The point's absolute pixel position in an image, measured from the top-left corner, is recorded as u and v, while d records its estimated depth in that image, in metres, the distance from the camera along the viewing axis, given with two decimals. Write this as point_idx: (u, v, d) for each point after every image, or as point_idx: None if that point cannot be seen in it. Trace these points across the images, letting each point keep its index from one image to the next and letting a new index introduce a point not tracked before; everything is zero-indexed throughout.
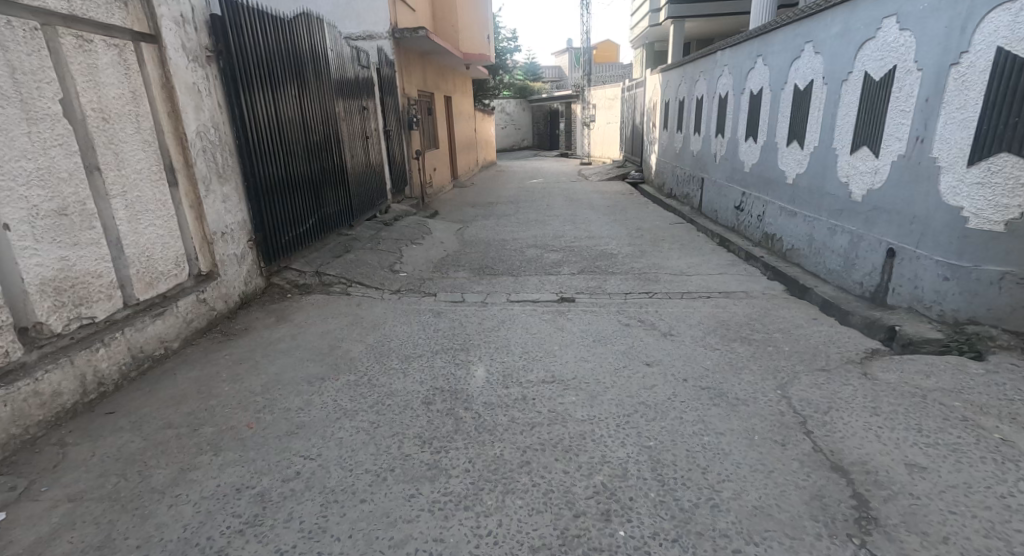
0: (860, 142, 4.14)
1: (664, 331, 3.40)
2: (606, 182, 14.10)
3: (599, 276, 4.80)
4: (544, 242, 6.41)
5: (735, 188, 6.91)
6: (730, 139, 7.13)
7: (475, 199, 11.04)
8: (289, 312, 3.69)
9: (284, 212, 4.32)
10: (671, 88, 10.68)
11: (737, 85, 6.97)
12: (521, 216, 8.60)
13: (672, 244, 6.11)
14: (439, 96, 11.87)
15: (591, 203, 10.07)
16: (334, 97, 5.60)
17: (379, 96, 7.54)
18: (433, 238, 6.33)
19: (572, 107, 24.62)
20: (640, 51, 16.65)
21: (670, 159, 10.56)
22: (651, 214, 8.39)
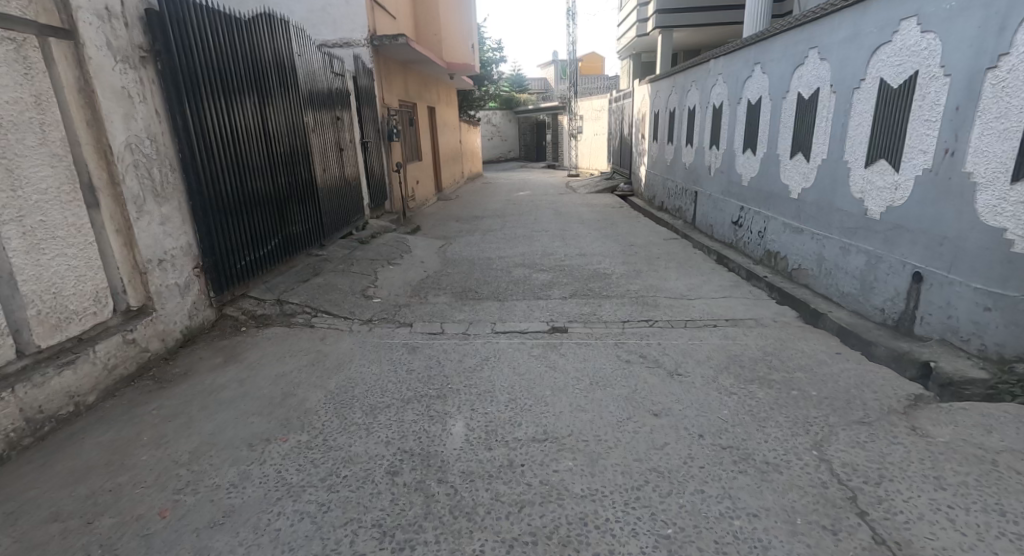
0: (875, 155, 3.78)
1: (670, 371, 2.99)
2: (595, 194, 13.75)
3: (593, 301, 4.39)
4: (532, 260, 5.99)
5: (733, 203, 6.56)
6: (726, 151, 6.79)
7: (461, 213, 10.61)
8: (241, 349, 3.22)
9: (241, 233, 3.84)
10: (661, 99, 10.37)
11: (732, 95, 6.63)
12: (507, 232, 8.17)
13: (669, 263, 5.73)
14: (422, 107, 11.46)
15: (580, 217, 9.67)
16: (301, 106, 5.15)
17: (354, 105, 7.10)
18: (412, 258, 5.87)
19: (559, 119, 24.36)
20: (627, 61, 16.41)
21: (662, 172, 10.22)
22: (644, 229, 8.01)
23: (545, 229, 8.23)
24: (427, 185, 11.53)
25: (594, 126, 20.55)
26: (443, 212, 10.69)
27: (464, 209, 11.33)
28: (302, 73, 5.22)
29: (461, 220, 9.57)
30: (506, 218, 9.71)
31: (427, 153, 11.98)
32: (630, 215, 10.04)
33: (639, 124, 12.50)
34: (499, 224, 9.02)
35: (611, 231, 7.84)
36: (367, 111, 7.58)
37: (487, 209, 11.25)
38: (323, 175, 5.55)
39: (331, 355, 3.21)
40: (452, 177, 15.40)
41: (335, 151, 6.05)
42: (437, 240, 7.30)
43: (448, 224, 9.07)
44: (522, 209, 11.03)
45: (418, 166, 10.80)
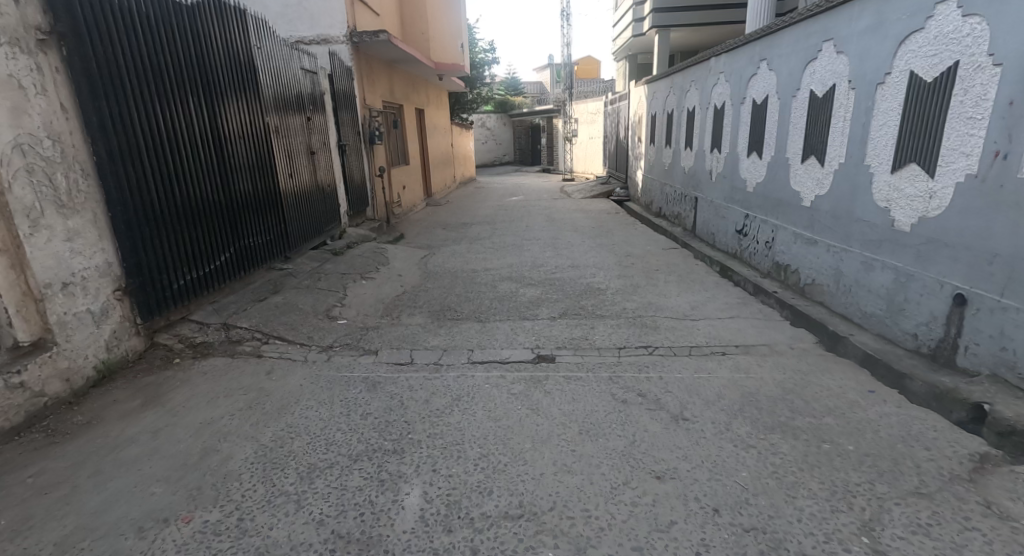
0: (904, 158, 3.33)
1: (673, 415, 2.52)
2: (590, 199, 13.30)
3: (586, 322, 3.94)
4: (521, 273, 5.53)
5: (736, 210, 6.11)
6: (729, 155, 6.33)
7: (450, 220, 10.14)
8: (167, 386, 2.73)
9: (183, 248, 3.36)
10: (658, 100, 9.94)
11: (735, 95, 6.18)
12: (496, 240, 7.70)
13: (669, 276, 5.28)
14: (409, 109, 11.02)
15: (574, 224, 9.21)
16: (264, 105, 4.67)
17: (330, 107, 6.63)
18: (389, 271, 5.39)
19: (554, 122, 23.94)
20: (623, 63, 16.00)
21: (659, 176, 9.77)
22: (641, 238, 7.56)
23: (537, 238, 7.77)
24: (414, 190, 11.08)
25: (589, 129, 20.12)
26: (431, 219, 10.21)
27: (453, 215, 10.86)
28: (265, 70, 4.76)
29: (449, 228, 9.10)
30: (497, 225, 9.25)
31: (415, 158, 11.54)
32: (626, 222, 9.59)
33: (636, 126, 12.06)
34: (488, 231, 8.55)
35: (606, 240, 7.39)
36: (345, 113, 7.11)
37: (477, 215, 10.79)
38: (289, 182, 5.08)
39: (276, 393, 2.75)
40: (442, 182, 14.96)
41: (306, 156, 5.58)
42: (420, 250, 6.82)
43: (435, 232, 8.59)
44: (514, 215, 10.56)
45: (405, 170, 10.34)
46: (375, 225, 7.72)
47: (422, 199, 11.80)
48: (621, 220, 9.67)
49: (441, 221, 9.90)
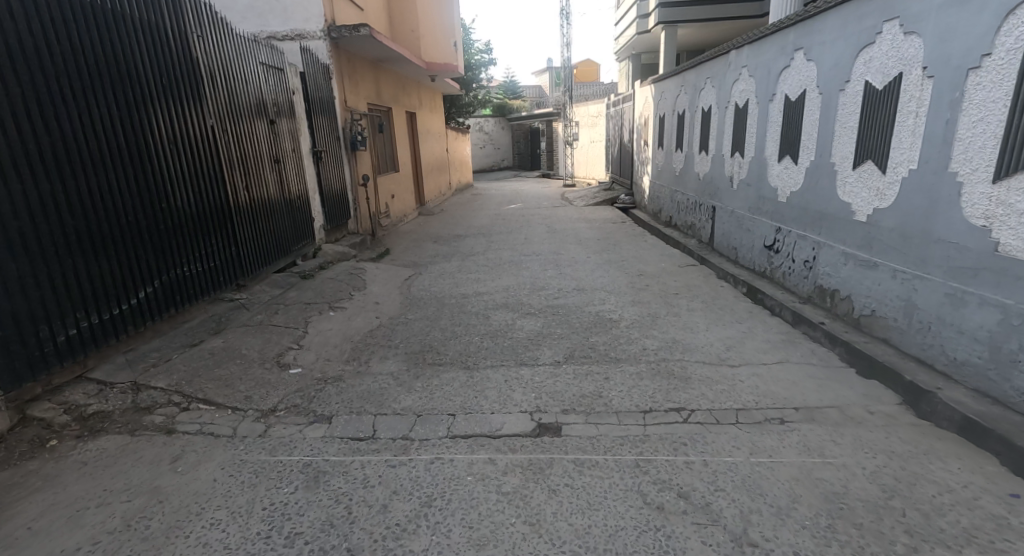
0: (1016, 163, 2.61)
1: (733, 538, 1.77)
2: (593, 207, 12.58)
3: (598, 370, 3.19)
4: (519, 299, 4.78)
5: (765, 223, 5.37)
6: (756, 160, 5.59)
7: (442, 231, 9.40)
8: (21, 490, 1.97)
9: (78, 287, 2.60)
10: (666, 101, 9.23)
11: (762, 91, 5.45)
12: (492, 256, 6.96)
13: (691, 302, 4.52)
14: (397, 111, 10.31)
15: (578, 236, 8.48)
16: (213, 105, 3.91)
17: (304, 111, 5.90)
18: (365, 298, 4.64)
19: (553, 126, 23.25)
20: (625, 63, 15.32)
21: (669, 183, 9.05)
22: (652, 252, 6.80)
23: (537, 253, 7.01)
24: (405, 200, 10.39)
25: (591, 133, 19.44)
26: (423, 230, 9.47)
27: (447, 226, 10.12)
28: (218, 67, 4.03)
29: (441, 241, 8.36)
30: (493, 237, 8.52)
31: (406, 164, 10.84)
32: (633, 232, 8.85)
33: (641, 129, 11.36)
34: (484, 245, 7.81)
35: (614, 256, 6.64)
36: (322, 118, 6.39)
37: (473, 226, 10.06)
38: (247, 197, 4.33)
39: (173, 496, 1.98)
40: (436, 189, 14.25)
41: (271, 166, 4.84)
42: (406, 269, 6.09)
43: (426, 246, 7.85)
44: (512, 225, 9.83)
45: (393, 178, 9.64)
46: (358, 240, 6.99)
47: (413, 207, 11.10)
48: (628, 230, 8.93)
49: (433, 233, 9.16)
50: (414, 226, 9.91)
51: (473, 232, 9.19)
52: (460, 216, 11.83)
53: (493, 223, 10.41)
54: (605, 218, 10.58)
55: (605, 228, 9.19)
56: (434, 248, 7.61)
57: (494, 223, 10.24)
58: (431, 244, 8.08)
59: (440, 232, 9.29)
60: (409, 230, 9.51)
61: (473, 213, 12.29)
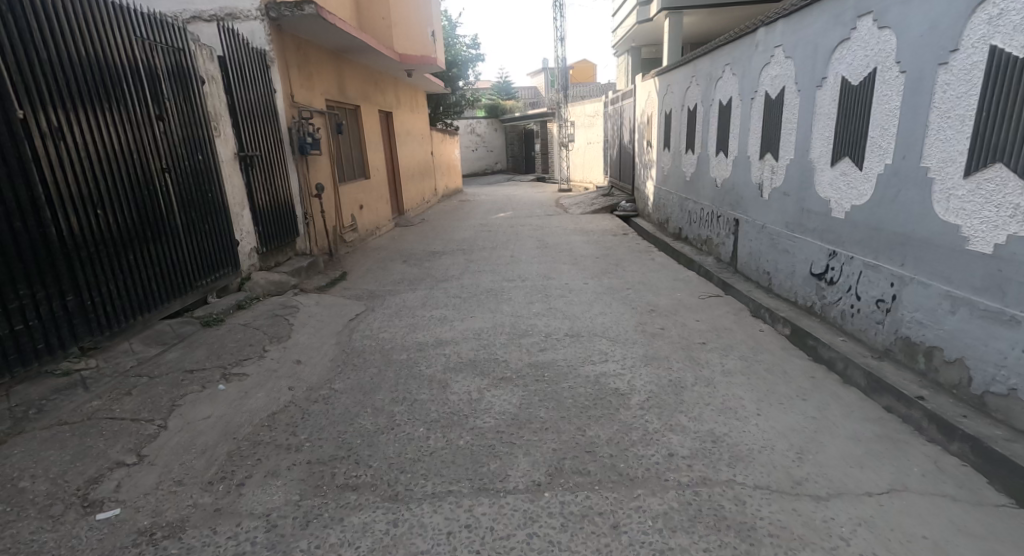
0: None
1: None
2: (591, 215, 11.41)
3: (604, 505, 2.03)
4: (494, 353, 3.61)
5: (813, 244, 4.18)
6: (798, 162, 4.41)
7: (418, 247, 8.20)
8: None
9: None
10: (673, 96, 8.08)
11: (806, 75, 4.27)
12: (470, 281, 5.79)
13: (727, 358, 3.35)
14: (365, 111, 9.14)
15: (573, 252, 7.31)
16: (26, 88, 2.71)
17: (222, 108, 4.70)
18: (285, 355, 3.45)
19: (548, 126, 22.06)
20: (624, 58, 14.16)
21: (679, 190, 7.86)
22: (663, 276, 5.63)
23: (524, 278, 5.85)
24: (376, 210, 9.25)
25: (588, 134, 18.26)
26: (396, 247, 8.28)
27: (425, 240, 8.93)
28: (40, 40, 2.83)
29: (414, 260, 7.17)
30: (476, 255, 7.34)
31: (378, 169, 9.68)
32: (638, 246, 7.67)
33: (644, 128, 10.17)
34: (463, 266, 6.63)
35: (617, 281, 5.47)
36: (252, 116, 5.19)
37: (455, 239, 8.87)
38: (104, 223, 3.12)
39: None
40: (418, 196, 13.10)
41: (156, 178, 3.63)
42: (358, 303, 4.91)
43: (394, 268, 6.67)
44: (500, 239, 8.64)
45: (360, 186, 8.48)
46: (305, 264, 5.79)
47: (387, 219, 9.93)
48: (632, 245, 7.77)
49: (407, 250, 7.97)
50: (387, 241, 8.72)
51: (453, 248, 8.01)
52: (444, 226, 10.65)
53: (478, 235, 9.24)
54: (605, 229, 9.40)
55: (603, 242, 8.02)
56: (403, 271, 6.43)
57: (478, 236, 9.06)
58: (401, 264, 6.91)
59: (416, 248, 8.11)
60: (381, 246, 8.31)
61: (458, 223, 11.11)
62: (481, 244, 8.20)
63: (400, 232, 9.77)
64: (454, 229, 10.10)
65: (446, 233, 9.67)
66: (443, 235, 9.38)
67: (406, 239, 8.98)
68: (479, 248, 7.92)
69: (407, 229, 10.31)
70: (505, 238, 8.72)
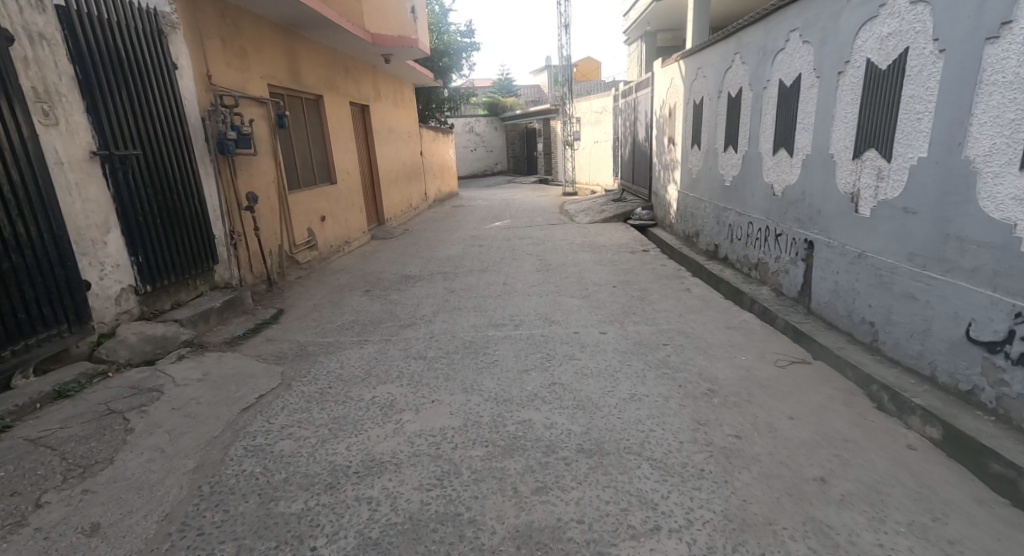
0: None
1: None
2: (601, 224, 9.89)
3: None
4: (458, 503, 2.08)
5: (968, 293, 2.64)
6: (936, 162, 2.85)
7: (390, 268, 6.69)
8: None
9: None
10: (707, 80, 6.53)
11: (958, 24, 2.69)
12: (445, 327, 4.27)
13: (882, 536, 1.82)
14: (328, 102, 7.65)
15: (581, 279, 5.75)
16: None
17: (63, 83, 3.19)
18: (66, 521, 1.95)
19: (551, 124, 20.54)
20: (637, 45, 12.62)
21: (718, 198, 6.32)
22: (710, 321, 4.08)
23: (518, 322, 4.31)
24: (341, 222, 7.78)
25: (596, 132, 16.73)
26: (365, 269, 6.77)
27: (403, 258, 7.42)
28: None
29: (381, 289, 5.65)
30: (460, 282, 5.81)
31: (347, 173, 8.20)
32: (663, 268, 6.11)
33: (666, 122, 8.63)
34: (440, 300, 5.12)
35: (648, 331, 3.92)
36: (128, 99, 3.67)
37: (438, 257, 7.35)
38: None
39: None
40: (401, 203, 11.62)
41: None
42: (272, 370, 3.39)
43: (352, 302, 5.15)
44: (493, 258, 7.12)
45: (316, 193, 7.01)
46: (220, 303, 4.27)
47: (358, 232, 8.42)
48: (655, 266, 6.22)
49: (376, 273, 6.45)
50: (355, 261, 7.21)
51: (434, 270, 6.49)
52: (429, 238, 9.14)
53: (468, 251, 7.74)
54: (619, 243, 7.87)
55: (619, 263, 6.48)
56: (362, 307, 4.92)
57: (467, 253, 7.54)
58: (362, 295, 5.39)
59: (388, 271, 6.60)
60: (344, 268, 6.80)
61: (446, 234, 9.60)
62: (470, 266, 6.69)
63: (375, 248, 8.26)
64: (440, 243, 8.59)
65: (429, 248, 8.16)
66: (426, 251, 7.87)
67: (380, 258, 7.47)
68: (465, 271, 6.41)
69: (386, 243, 8.80)
70: (500, 256, 7.21)
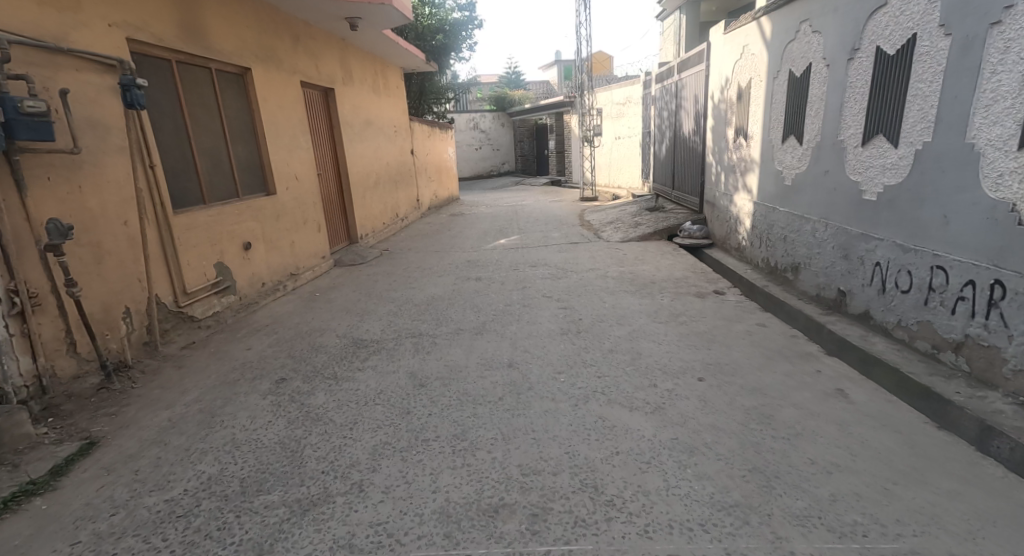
0: None
1: None
2: (637, 243, 7.66)
3: None
4: None
5: None
6: None
7: (346, 322, 4.55)
8: None
9: None
10: (828, 36, 4.26)
11: None
12: (394, 511, 2.09)
13: None
14: (261, 79, 5.51)
15: (637, 355, 3.58)
16: None
17: None
18: None
19: (565, 119, 18.33)
20: (674, 18, 10.37)
21: (847, 218, 4.08)
22: (959, 518, 1.92)
23: (547, 494, 2.14)
24: (278, 249, 5.65)
25: (621, 127, 14.49)
26: (311, 322, 4.62)
27: (371, 300, 5.27)
28: None
29: (315, 372, 3.50)
30: (446, 358, 3.65)
31: (290, 178, 6.06)
32: (762, 327, 3.91)
33: (735, 108, 6.35)
34: (406, 407, 2.95)
35: None
36: None
37: (420, 300, 5.19)
38: None
39: None
40: (383, 213, 9.53)
41: None
42: None
43: (253, 406, 2.99)
44: (499, 304, 4.95)
45: (232, 210, 4.85)
46: None
47: (308, 259, 6.24)
48: (746, 323, 4.03)
49: (320, 333, 4.30)
50: (303, 308, 5.06)
51: (410, 329, 4.32)
52: (415, 263, 6.99)
53: (466, 289, 5.58)
54: (673, 276, 5.68)
55: (686, 317, 4.31)
56: (262, 428, 2.76)
57: (462, 294, 5.39)
58: (277, 388, 3.24)
59: (341, 327, 4.43)
60: (280, 321, 4.65)
61: (440, 256, 7.46)
62: (466, 319, 4.52)
63: (339, 282, 6.11)
64: (429, 272, 6.44)
65: (411, 281, 6.03)
66: (406, 288, 5.72)
67: (340, 300, 5.32)
68: (457, 331, 4.23)
69: (357, 272, 6.66)
70: (509, 301, 5.05)
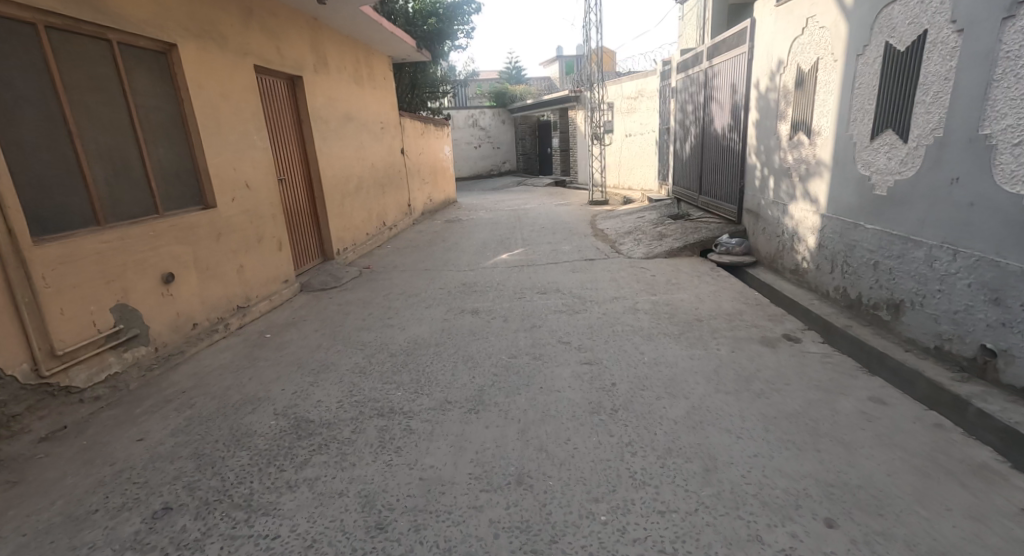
0: None
1: None
2: (665, 260, 6.47)
3: None
4: None
5: None
6: None
7: (297, 385, 3.37)
8: None
9: None
10: None
11: None
12: None
13: None
14: (195, 60, 4.31)
15: (711, 457, 2.40)
16: None
17: None
18: None
19: (570, 115, 17.12)
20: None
21: (997, 246, 2.88)
22: None
23: None
24: (218, 277, 4.44)
25: (634, 123, 13.35)
26: (252, 383, 3.44)
27: (339, 347, 4.09)
28: None
29: (223, 493, 2.32)
30: (425, 463, 2.47)
31: (239, 186, 4.85)
32: (882, 404, 2.74)
33: (795, 98, 5.16)
34: None
35: None
36: None
37: (402, 347, 4.01)
38: None
39: None
40: (366, 222, 8.32)
41: None
42: None
43: None
44: (504, 356, 3.77)
45: (146, 232, 3.63)
46: None
47: (258, 288, 5.03)
48: (854, 396, 2.86)
49: (258, 405, 3.12)
50: (248, 358, 3.89)
51: (382, 399, 3.14)
52: (402, 288, 5.81)
53: (461, 329, 4.41)
54: (722, 310, 4.51)
55: (760, 380, 3.14)
56: None
57: (456, 337, 4.21)
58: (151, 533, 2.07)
59: (289, 394, 3.26)
60: (211, 382, 3.48)
61: (433, 277, 6.27)
62: (459, 383, 3.33)
63: (303, 315, 4.93)
64: (418, 301, 5.26)
65: (394, 315, 4.84)
66: (386, 326, 4.54)
67: (300, 345, 4.15)
68: (447, 405, 3.05)
69: (329, 300, 5.47)
70: (517, 350, 3.87)
